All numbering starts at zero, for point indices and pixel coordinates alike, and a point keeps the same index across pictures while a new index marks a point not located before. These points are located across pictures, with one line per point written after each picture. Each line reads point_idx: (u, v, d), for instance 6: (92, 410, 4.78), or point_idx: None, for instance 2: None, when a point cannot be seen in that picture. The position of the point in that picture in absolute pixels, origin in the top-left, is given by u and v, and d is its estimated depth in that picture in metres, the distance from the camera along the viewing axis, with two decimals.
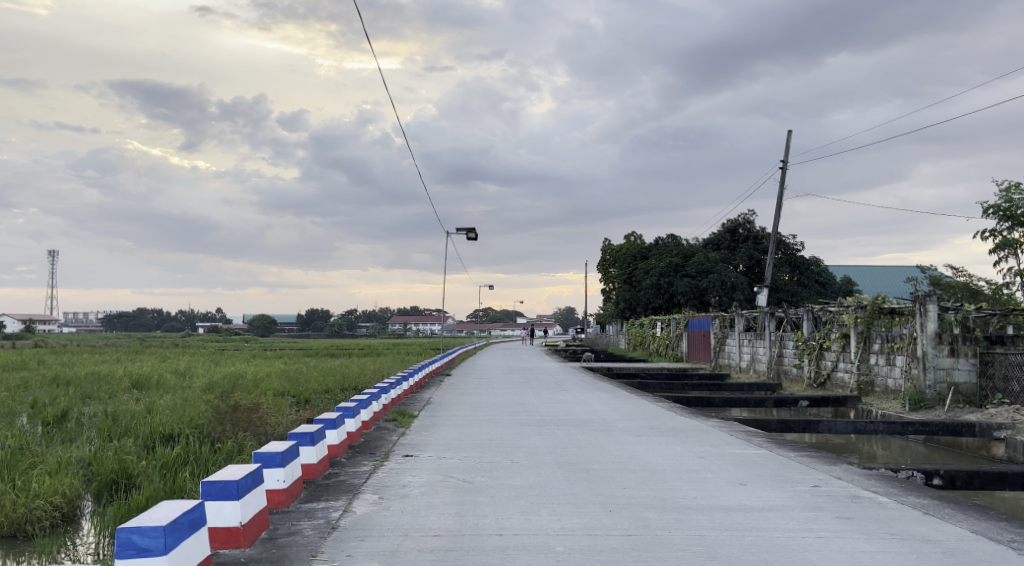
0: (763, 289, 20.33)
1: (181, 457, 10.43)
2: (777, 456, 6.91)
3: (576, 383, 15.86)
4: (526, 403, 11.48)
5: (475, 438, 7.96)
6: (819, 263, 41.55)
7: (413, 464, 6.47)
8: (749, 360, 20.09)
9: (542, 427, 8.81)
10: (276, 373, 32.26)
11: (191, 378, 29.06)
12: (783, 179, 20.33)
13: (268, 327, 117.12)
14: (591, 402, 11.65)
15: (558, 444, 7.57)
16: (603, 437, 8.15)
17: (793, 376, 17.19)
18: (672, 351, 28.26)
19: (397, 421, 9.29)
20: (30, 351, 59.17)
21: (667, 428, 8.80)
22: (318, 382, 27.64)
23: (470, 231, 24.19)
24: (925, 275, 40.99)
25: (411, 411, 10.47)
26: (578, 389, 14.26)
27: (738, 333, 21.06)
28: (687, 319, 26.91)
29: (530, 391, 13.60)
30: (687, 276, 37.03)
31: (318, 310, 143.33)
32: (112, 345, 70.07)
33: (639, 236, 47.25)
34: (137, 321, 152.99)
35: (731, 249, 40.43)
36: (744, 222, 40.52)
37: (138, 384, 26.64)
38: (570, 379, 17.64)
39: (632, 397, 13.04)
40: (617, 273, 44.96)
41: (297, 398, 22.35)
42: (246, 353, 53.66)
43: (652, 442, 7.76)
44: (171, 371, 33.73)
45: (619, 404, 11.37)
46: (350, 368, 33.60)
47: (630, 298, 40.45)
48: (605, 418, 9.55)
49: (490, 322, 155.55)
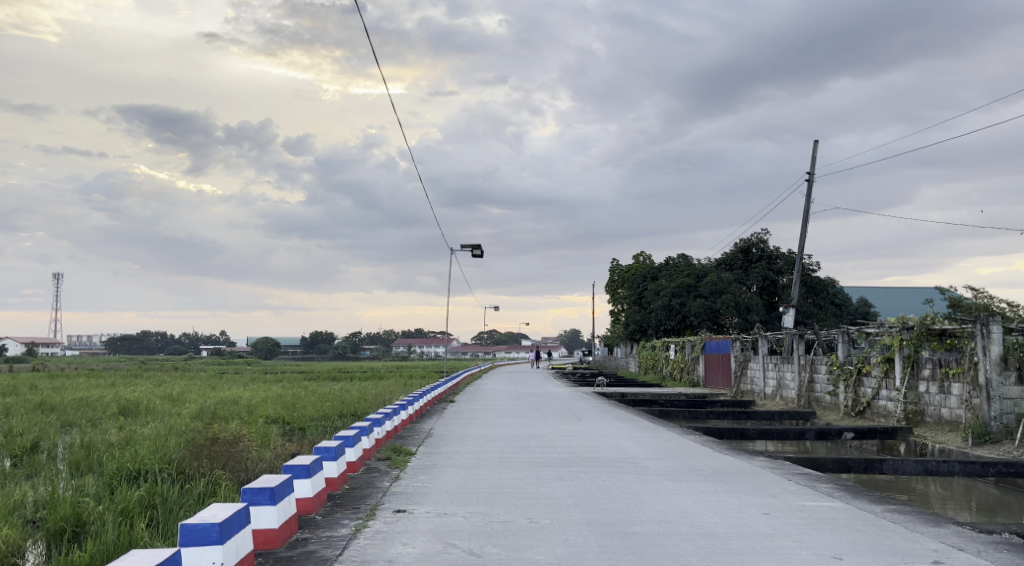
0: (788, 310, 18.98)
1: (146, 500, 9.06)
2: (857, 512, 5.57)
3: (592, 412, 14.53)
4: (540, 437, 10.16)
5: (482, 484, 6.60)
6: (835, 283, 40.25)
7: (405, 525, 5.09)
8: (774, 386, 18.76)
9: (562, 470, 7.46)
10: (271, 399, 30.80)
11: (182, 404, 27.59)
12: (809, 191, 19.04)
13: (272, 350, 115.87)
14: (612, 436, 10.33)
15: (584, 494, 6.20)
16: (637, 484, 6.79)
17: (827, 404, 15.81)
18: (687, 375, 26.90)
19: (391, 461, 7.96)
20: (26, 374, 59.01)
21: (709, 469, 7.48)
22: (314, 408, 26.22)
23: (475, 248, 22.91)
24: (945, 296, 39.60)
25: (409, 447, 9.16)
26: (596, 419, 12.92)
27: (761, 356, 19.74)
28: (704, 341, 25.56)
29: (541, 421, 12.25)
30: (699, 297, 35.69)
31: (322, 333, 142.23)
32: (111, 369, 68.59)
33: (648, 256, 45.99)
34: (139, 344, 151.49)
35: (744, 269, 39.12)
36: (757, 242, 39.24)
37: (125, 411, 25.21)
38: (584, 406, 16.33)
39: (658, 429, 11.71)
40: (626, 294, 43.56)
41: (291, 426, 20.97)
42: (245, 376, 52.20)
43: (698, 490, 6.43)
44: (162, 396, 32.23)
45: (646, 438, 10.06)
46: (350, 393, 32.15)
47: (641, 319, 39.09)
48: (633, 457, 8.22)
49: (494, 345, 153.96)
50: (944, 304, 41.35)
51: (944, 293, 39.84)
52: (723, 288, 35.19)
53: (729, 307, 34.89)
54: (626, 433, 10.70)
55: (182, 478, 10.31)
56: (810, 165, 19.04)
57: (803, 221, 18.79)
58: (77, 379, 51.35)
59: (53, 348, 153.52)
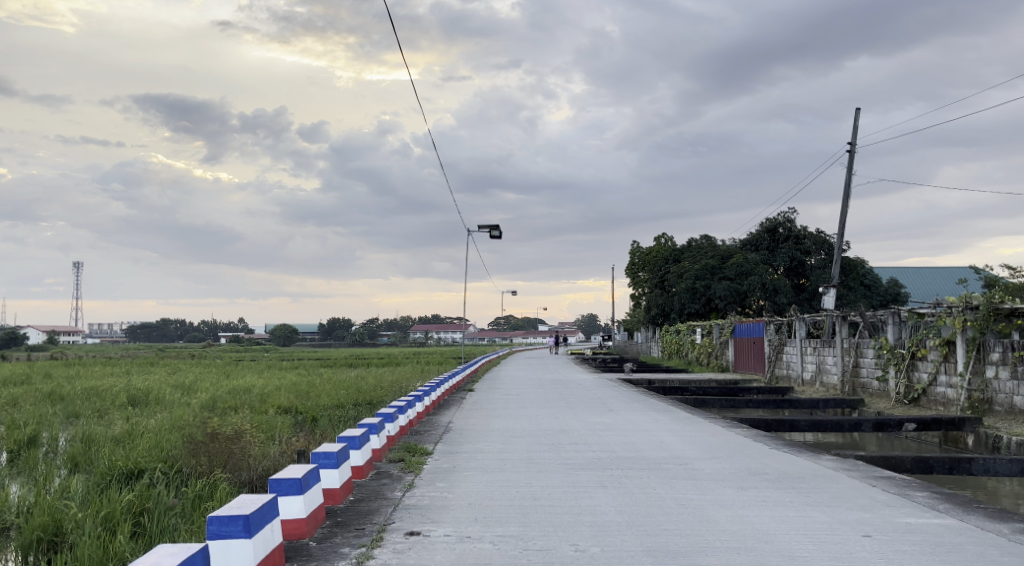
0: (829, 290, 17.79)
1: (134, 506, 8.09)
2: (981, 533, 4.47)
3: (621, 401, 13.44)
4: (570, 432, 9.11)
5: (512, 496, 5.54)
6: (864, 263, 38.88)
7: (419, 556, 4.07)
8: (814, 371, 17.66)
9: (601, 474, 6.41)
10: (285, 387, 30.01)
11: (193, 394, 26.81)
12: (851, 163, 17.69)
13: (290, 337, 115.69)
14: (654, 430, 9.27)
15: (634, 508, 5.12)
16: (695, 492, 5.68)
17: (874, 391, 14.66)
18: (716, 360, 25.78)
19: (403, 463, 6.95)
20: (45, 362, 59.11)
21: (774, 473, 6.38)
22: (329, 396, 25.34)
23: (493, 229, 21.83)
24: (979, 276, 38.19)
25: (425, 445, 8.16)
26: (630, 410, 11.84)
27: (799, 340, 18.62)
28: (734, 325, 24.41)
29: (570, 413, 11.20)
30: (724, 279, 34.53)
31: (339, 319, 142.12)
32: (128, 357, 68.41)
33: (669, 237, 44.74)
34: (159, 332, 152.11)
35: (771, 250, 37.83)
36: (784, 221, 37.84)
37: (134, 401, 24.45)
38: (612, 395, 15.30)
39: (698, 421, 10.64)
40: (647, 277, 42.37)
41: (302, 417, 20.05)
42: (260, 364, 51.60)
43: (769, 501, 5.34)
44: (174, 385, 31.56)
45: (689, 433, 8.99)
46: (365, 380, 31.34)
47: (664, 303, 37.90)
48: (683, 458, 7.14)
49: (511, 330, 153.14)
50: (979, 284, 39.87)
51: (978, 272, 38.40)
52: (749, 270, 33.98)
53: (757, 289, 33.67)
54: (667, 428, 9.61)
55: (177, 479, 9.34)
56: (851, 136, 17.70)
57: (844, 196, 17.50)
58: (93, 367, 50.95)
59: (74, 336, 154.44)
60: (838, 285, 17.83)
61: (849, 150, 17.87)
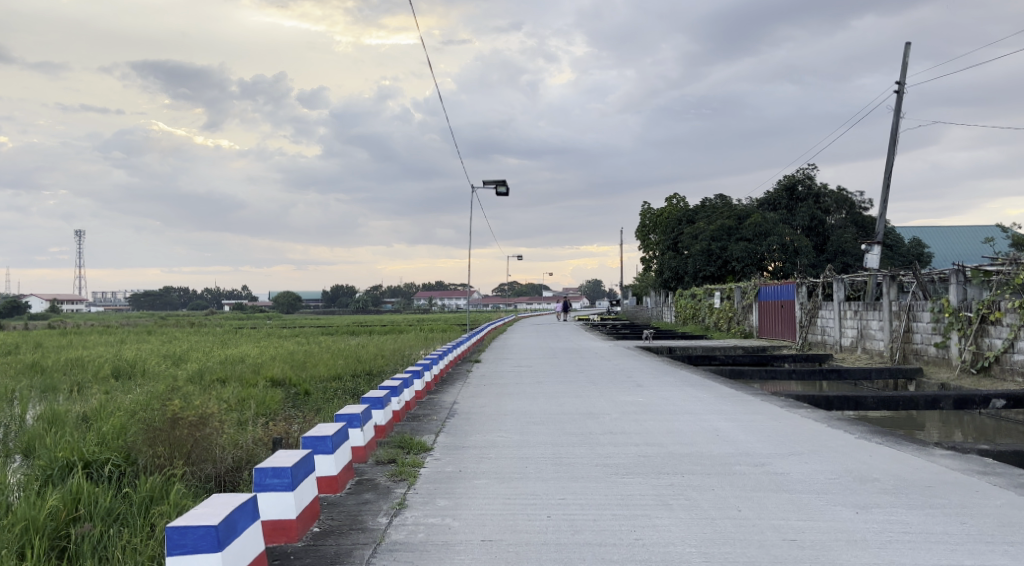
0: (873, 247, 16.07)
1: (65, 514, 6.42)
2: None
3: (650, 375, 11.79)
4: (601, 417, 7.48)
5: (543, 525, 3.91)
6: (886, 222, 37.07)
7: None
8: (855, 336, 16.06)
9: (658, 485, 4.77)
10: (281, 356, 28.44)
11: (183, 364, 25.29)
12: (899, 105, 15.72)
13: (293, 304, 114.38)
14: (703, 414, 7.65)
15: (727, 554, 3.45)
16: (800, 517, 4.04)
17: (930, 359, 13.03)
18: (738, 325, 24.19)
19: (393, 467, 5.32)
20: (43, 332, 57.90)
21: (893, 481, 4.72)
22: (326, 366, 23.80)
23: (500, 185, 20.03)
24: (1007, 235, 36.46)
25: (423, 437, 6.52)
26: (663, 386, 10.16)
27: (837, 302, 16.99)
28: (758, 288, 22.78)
29: (595, 390, 9.58)
30: (742, 241, 32.85)
31: (343, 286, 140.76)
32: (125, 326, 67.16)
33: (681, 198, 42.86)
34: (162, 300, 151.09)
35: (789, 210, 36.01)
36: (803, 178, 35.94)
37: (119, 373, 22.92)
38: (635, 366, 13.69)
39: (747, 399, 9.01)
40: (659, 239, 40.62)
41: (295, 390, 18.46)
42: (262, 331, 50.15)
43: (921, 536, 3.66)
44: (165, 355, 30.08)
45: (746, 418, 7.36)
46: (366, 349, 29.75)
47: (677, 266, 36.20)
48: (758, 458, 5.49)
49: (516, 296, 151.65)
50: (1006, 243, 38.06)
51: (1006, 231, 36.63)
52: (768, 230, 32.23)
53: (776, 251, 31.98)
54: (716, 410, 7.95)
55: (127, 476, 7.70)
56: (901, 74, 15.73)
57: (892, 142, 15.57)
58: (88, 336, 49.64)
59: (77, 304, 153.49)
60: (883, 241, 16.11)
61: (898, 90, 15.93)
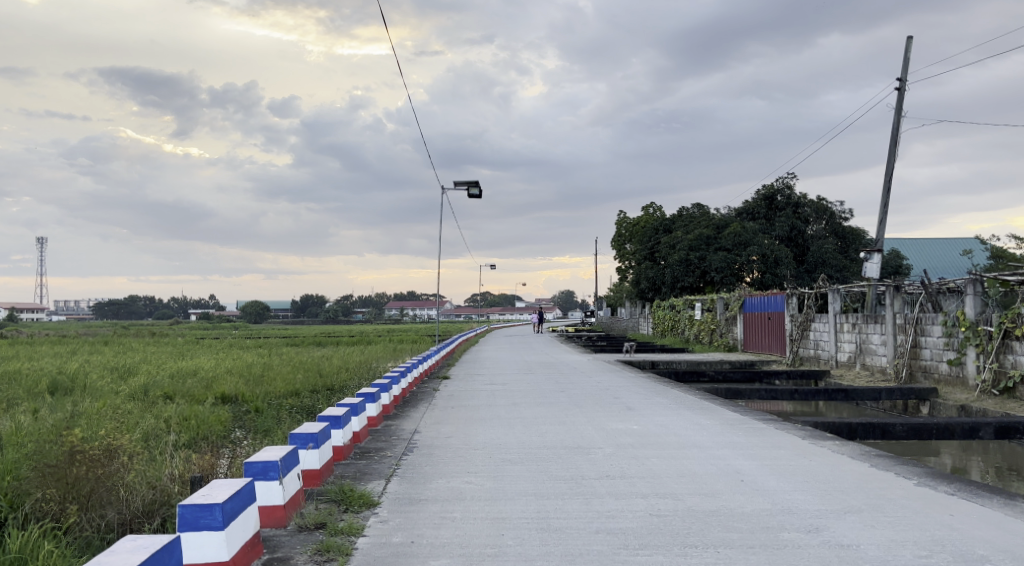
0: (872, 255, 14.94)
1: None
2: None
3: (638, 395, 10.46)
4: (593, 455, 6.14)
5: None
6: (865, 233, 36.34)
7: None
8: (854, 351, 14.91)
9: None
10: (237, 370, 26.69)
11: (128, 379, 23.42)
12: (901, 103, 14.63)
13: (262, 314, 112.05)
14: (713, 450, 6.33)
15: None
16: None
17: (943, 377, 11.87)
18: (721, 338, 23.00)
19: (320, 542, 3.88)
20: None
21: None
22: (283, 381, 22.16)
23: (472, 187, 18.70)
24: (986, 247, 35.86)
25: (368, 486, 5.07)
26: (658, 411, 8.81)
27: (833, 315, 15.85)
28: (743, 299, 21.65)
29: (581, 417, 8.22)
30: (721, 250, 31.78)
31: (313, 296, 138.37)
32: (90, 336, 64.38)
33: (657, 207, 41.87)
34: (128, 309, 147.65)
35: (768, 219, 35.13)
36: (782, 188, 35.07)
37: (55, 389, 21.04)
38: (618, 383, 12.42)
39: (759, 427, 7.72)
40: (635, 249, 39.56)
41: (246, 409, 16.82)
42: (224, 342, 48.12)
43: None
44: (113, 368, 28.13)
45: (769, 456, 6.04)
46: (329, 361, 28.22)
47: (654, 276, 35.03)
48: (808, 519, 4.18)
49: (488, 307, 150.24)
50: (985, 256, 37.48)
51: (985, 244, 36.10)
52: (747, 239, 31.26)
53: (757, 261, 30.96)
54: (728, 443, 6.62)
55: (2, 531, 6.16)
56: (902, 69, 14.64)
57: (893, 142, 14.45)
58: (37, 346, 47.02)
59: (37, 313, 148.93)
60: (883, 248, 15.01)
61: (899, 87, 14.82)
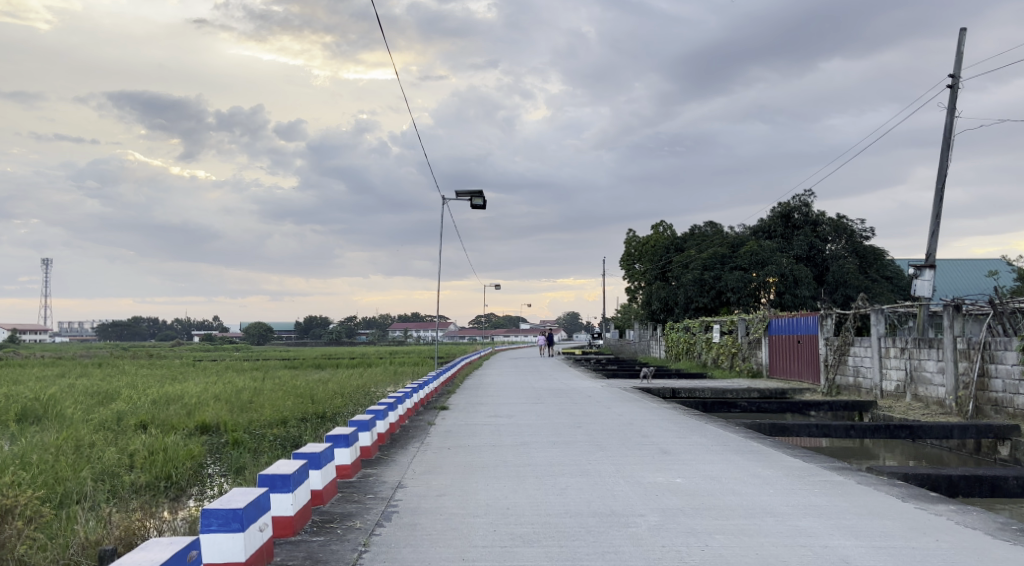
0: (923, 271, 13.33)
1: None
2: None
3: (670, 432, 8.84)
4: (637, 532, 4.53)
5: None
6: (886, 253, 34.72)
7: None
8: (904, 378, 13.24)
9: None
10: (226, 395, 24.99)
11: (106, 405, 21.75)
12: (953, 102, 13.12)
13: (265, 336, 110.30)
14: (794, 522, 4.76)
15: None
16: None
17: (1019, 413, 10.22)
18: (743, 362, 21.32)
19: None
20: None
21: None
22: (270, 407, 20.50)
23: (476, 198, 17.14)
24: (1012, 269, 34.26)
25: None
26: (700, 456, 7.21)
27: (877, 338, 14.19)
28: (768, 320, 20.01)
29: (608, 466, 6.61)
30: (737, 270, 30.19)
31: (316, 318, 136.81)
32: (87, 358, 62.44)
33: (667, 225, 40.35)
34: (131, 331, 145.77)
35: (784, 238, 33.54)
36: (798, 206, 33.51)
37: (24, 417, 19.40)
38: (641, 415, 10.82)
39: (835, 481, 6.11)
40: (645, 269, 38.02)
41: (224, 441, 15.13)
42: (219, 364, 46.31)
43: None
44: (94, 392, 26.40)
45: (876, 534, 4.43)
46: (323, 385, 26.52)
47: (666, 296, 33.45)
48: None
49: (493, 329, 148.47)
50: (1012, 277, 35.79)
51: (1013, 266, 34.42)
52: (765, 258, 29.65)
53: (775, 281, 29.39)
54: (811, 509, 5.02)
55: None
56: (955, 64, 13.13)
57: (945, 145, 12.93)
58: (25, 369, 45.20)
59: (37, 334, 147.26)
60: (935, 264, 13.42)
61: (953, 85, 13.27)
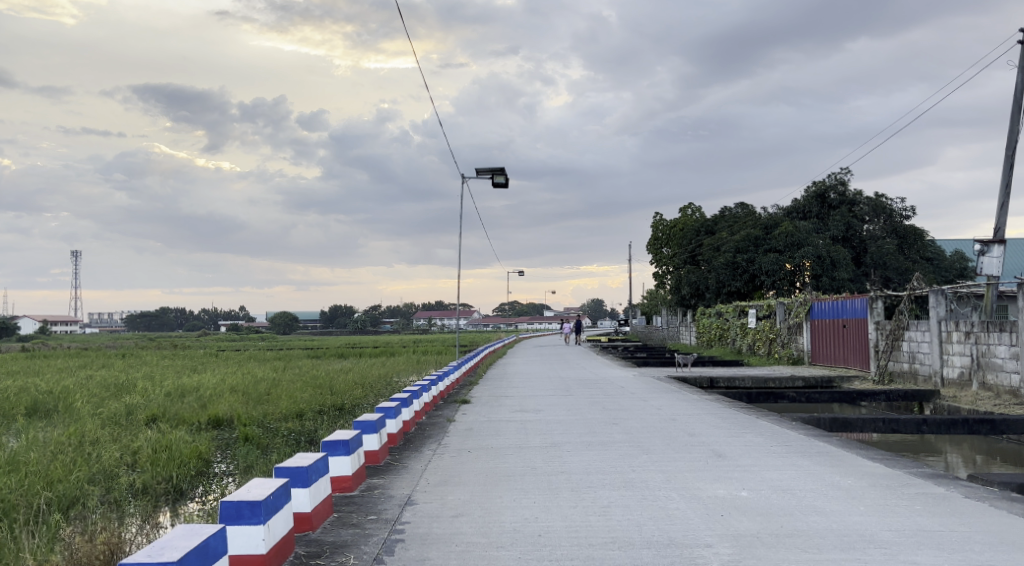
0: (992, 248, 12.06)
1: None
2: None
3: (721, 430, 7.78)
4: None
5: None
6: (927, 234, 33.16)
7: None
8: (970, 365, 12.02)
9: None
10: (245, 387, 24.24)
11: (120, 398, 21.07)
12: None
13: (290, 325, 110.25)
14: (907, 556, 3.69)
15: None
16: None
17: None
18: (782, 348, 20.13)
19: None
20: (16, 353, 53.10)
21: None
22: (287, 399, 19.68)
23: (499, 176, 16.09)
24: None
25: None
26: (762, 461, 6.14)
27: (937, 321, 12.95)
28: (809, 304, 18.79)
29: (656, 474, 5.58)
30: (771, 252, 28.87)
31: (341, 307, 136.69)
32: (114, 348, 62.46)
33: (697, 207, 39.03)
34: (158, 322, 146.73)
35: (820, 219, 32.16)
36: (834, 185, 32.07)
37: (34, 410, 18.76)
38: (683, 409, 9.77)
39: (934, 493, 5.03)
40: (674, 254, 36.77)
41: (236, 436, 14.29)
42: (243, 355, 45.76)
43: None
44: (111, 384, 25.79)
45: None
46: (344, 376, 25.67)
47: (696, 281, 32.26)
48: None
49: (517, 316, 147.50)
50: None
51: None
52: (800, 240, 28.31)
53: (811, 263, 28.08)
54: (924, 538, 3.96)
55: None
56: None
57: (1016, 107, 11.66)
58: (52, 361, 44.96)
59: (68, 326, 148.83)
60: (1004, 239, 12.14)
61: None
